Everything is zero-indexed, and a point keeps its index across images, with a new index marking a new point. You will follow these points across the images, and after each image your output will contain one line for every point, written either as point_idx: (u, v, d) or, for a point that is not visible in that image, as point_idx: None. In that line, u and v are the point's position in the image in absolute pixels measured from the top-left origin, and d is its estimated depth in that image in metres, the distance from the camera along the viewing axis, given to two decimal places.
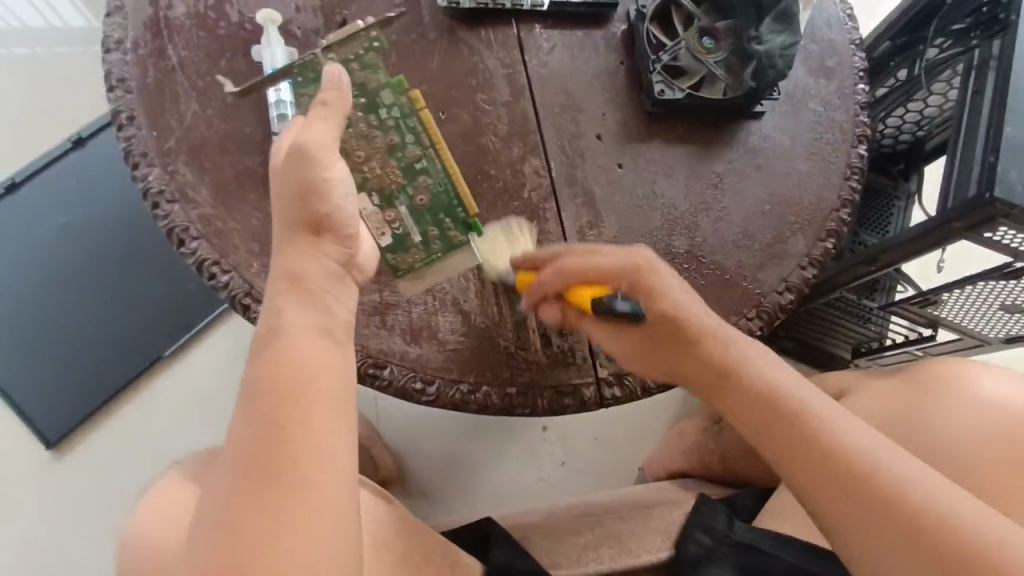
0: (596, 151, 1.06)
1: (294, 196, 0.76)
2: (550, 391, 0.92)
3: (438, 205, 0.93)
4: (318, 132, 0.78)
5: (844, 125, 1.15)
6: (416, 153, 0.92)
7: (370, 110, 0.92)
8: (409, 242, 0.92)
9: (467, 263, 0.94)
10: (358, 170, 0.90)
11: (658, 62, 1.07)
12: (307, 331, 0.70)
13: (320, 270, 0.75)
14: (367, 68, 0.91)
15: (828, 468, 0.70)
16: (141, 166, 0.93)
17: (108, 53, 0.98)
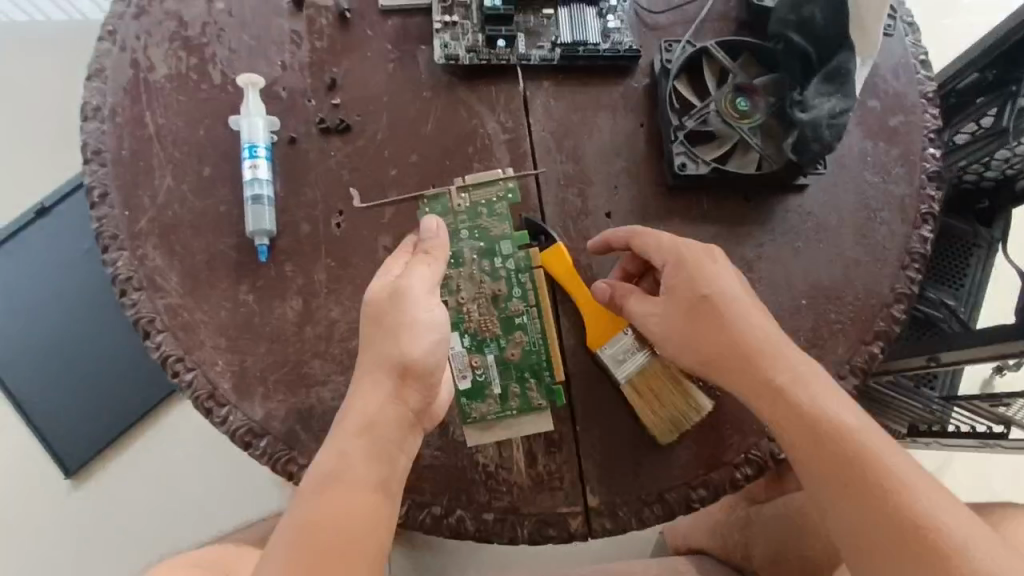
0: (604, 232, 0.94)
1: (383, 337, 0.74)
2: (532, 520, 0.83)
3: (529, 364, 0.86)
4: (416, 279, 0.76)
5: (907, 200, 0.96)
6: (519, 308, 0.87)
7: (487, 254, 0.89)
8: (488, 391, 0.85)
9: (539, 429, 0.84)
10: (450, 304, 0.86)
11: (681, 129, 0.93)
12: (366, 484, 0.70)
13: (397, 419, 0.73)
14: (495, 215, 0.91)
15: (803, 429, 0.70)
16: (111, 250, 0.89)
17: (85, 121, 0.93)
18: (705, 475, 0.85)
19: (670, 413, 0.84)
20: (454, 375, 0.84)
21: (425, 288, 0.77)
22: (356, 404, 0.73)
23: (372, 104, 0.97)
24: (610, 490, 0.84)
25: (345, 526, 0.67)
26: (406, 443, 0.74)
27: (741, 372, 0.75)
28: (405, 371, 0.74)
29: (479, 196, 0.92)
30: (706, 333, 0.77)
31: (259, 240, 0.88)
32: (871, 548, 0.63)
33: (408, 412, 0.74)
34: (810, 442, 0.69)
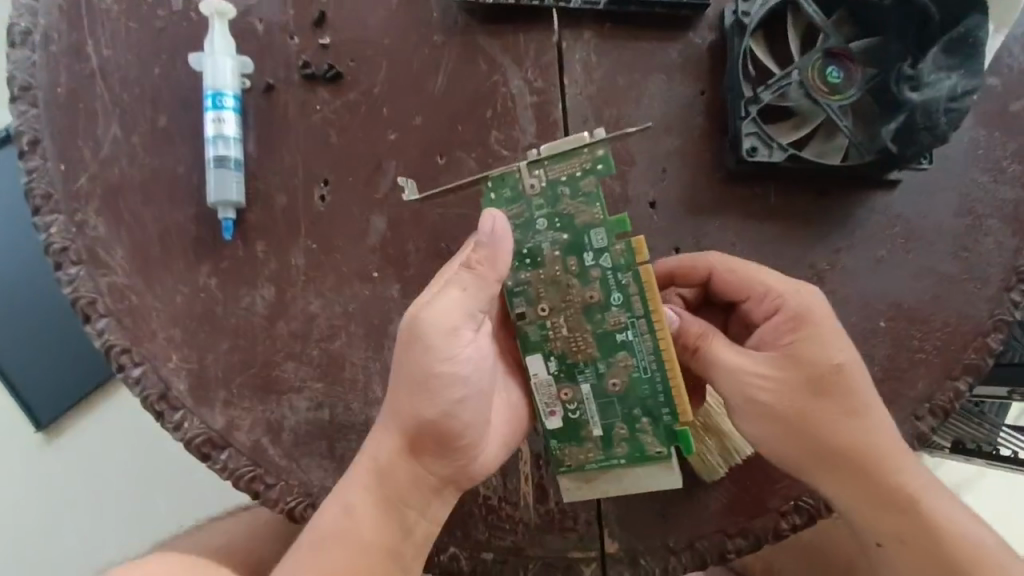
0: (645, 226, 0.77)
1: (401, 389, 0.59)
2: (536, 562, 0.70)
3: (637, 395, 0.64)
4: (442, 310, 0.58)
5: (1020, 207, 0.78)
6: (620, 321, 0.62)
7: (570, 251, 0.62)
8: (586, 432, 0.65)
9: (659, 479, 0.66)
10: (525, 322, 0.64)
11: (755, 102, 0.74)
12: (369, 544, 0.61)
13: (412, 480, 0.61)
14: (581, 198, 0.61)
15: (885, 499, 0.63)
16: (44, 212, 0.73)
17: (12, 49, 0.75)
18: (745, 524, 0.71)
19: (717, 449, 0.70)
20: (539, 411, 0.66)
21: (450, 325, 0.58)
22: (375, 468, 0.61)
23: (369, 48, 0.78)
24: (631, 534, 0.70)
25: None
26: (422, 503, 0.62)
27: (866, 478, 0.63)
28: (426, 432, 0.60)
29: (556, 168, 0.61)
30: (829, 429, 0.62)
31: (223, 213, 0.72)
32: None
33: (430, 476, 0.62)
34: (889, 511, 0.63)
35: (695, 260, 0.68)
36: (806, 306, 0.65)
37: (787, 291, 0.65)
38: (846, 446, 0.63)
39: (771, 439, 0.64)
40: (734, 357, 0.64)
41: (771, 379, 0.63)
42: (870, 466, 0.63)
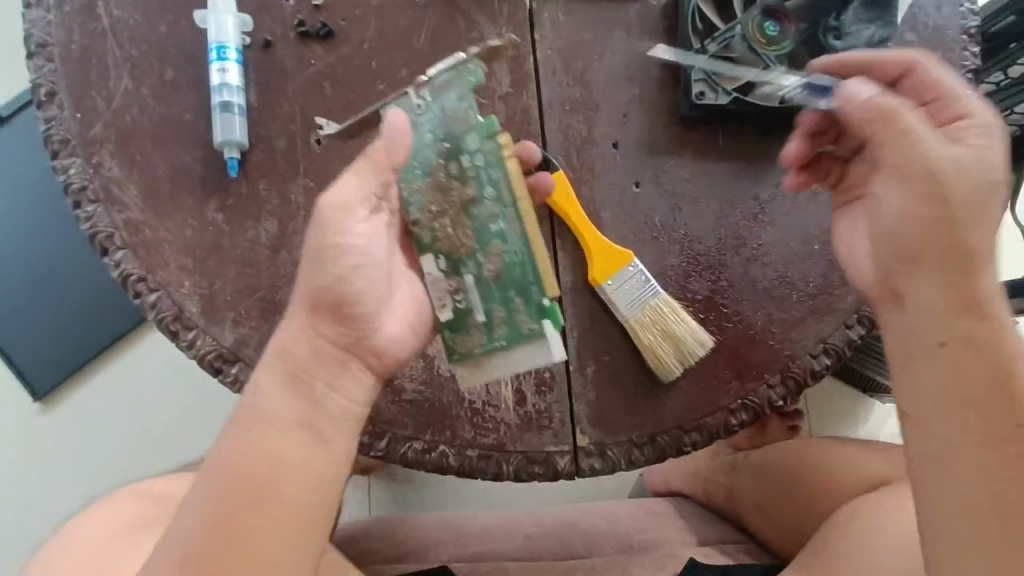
0: (609, 164, 0.86)
1: (314, 271, 0.65)
2: (518, 457, 0.79)
3: (515, 281, 0.72)
4: (344, 203, 0.65)
5: None
6: (493, 213, 0.71)
7: (450, 156, 0.70)
8: (471, 320, 0.73)
9: (534, 358, 0.73)
10: (416, 224, 0.71)
11: (702, 54, 0.85)
12: (286, 425, 0.65)
13: (322, 357, 0.66)
14: (456, 107, 0.69)
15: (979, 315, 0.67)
16: (62, 155, 0.80)
17: (28, 9, 0.82)
18: (699, 420, 0.82)
19: (673, 351, 0.80)
20: (436, 306, 0.73)
21: (348, 214, 0.65)
22: (289, 345, 0.65)
23: (358, 8, 0.86)
24: (600, 431, 0.80)
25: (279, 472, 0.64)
26: (332, 378, 0.67)
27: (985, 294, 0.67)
28: (323, 302, 0.65)
29: (437, 95, 0.70)
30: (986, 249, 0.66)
31: (228, 153, 0.80)
32: (964, 415, 0.65)
33: (331, 350, 0.67)
34: (953, 314, 0.67)
35: (898, 56, 0.73)
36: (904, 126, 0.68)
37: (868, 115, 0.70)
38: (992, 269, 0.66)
39: (906, 246, 0.68)
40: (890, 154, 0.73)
41: (952, 161, 0.67)
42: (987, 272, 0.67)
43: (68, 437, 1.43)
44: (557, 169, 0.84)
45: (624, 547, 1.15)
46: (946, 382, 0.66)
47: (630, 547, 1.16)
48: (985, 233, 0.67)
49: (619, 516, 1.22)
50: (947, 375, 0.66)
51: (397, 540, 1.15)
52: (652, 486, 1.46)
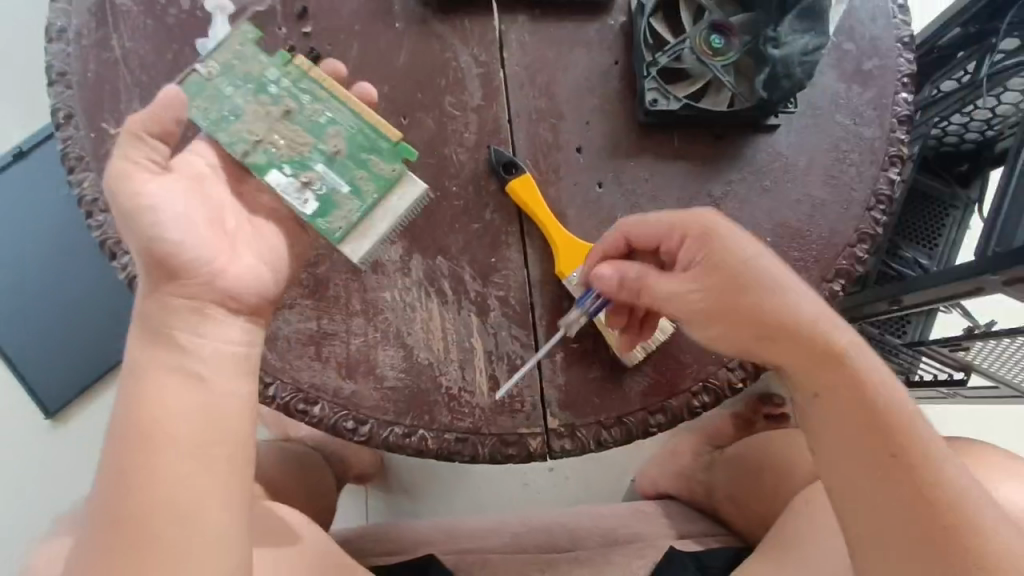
0: (574, 167, 0.94)
1: (138, 236, 0.66)
2: (492, 439, 0.84)
3: (355, 151, 0.77)
4: (142, 181, 0.67)
5: (875, 143, 0.97)
6: (318, 107, 0.77)
7: (257, 90, 0.76)
8: (339, 197, 0.76)
9: (412, 194, 0.77)
10: (246, 150, 0.74)
11: (654, 65, 0.93)
12: (164, 378, 0.66)
13: (173, 308, 0.67)
14: (244, 57, 0.76)
15: (800, 352, 0.70)
16: (77, 170, 0.88)
17: (50, 43, 0.92)
18: (663, 402, 0.87)
19: (635, 337, 0.86)
20: (297, 206, 0.74)
21: (142, 182, 0.66)
22: (144, 308, 0.67)
23: (343, 34, 0.96)
24: (570, 413, 0.86)
25: (171, 419, 0.65)
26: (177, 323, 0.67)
27: (767, 326, 0.70)
28: (156, 259, 0.66)
29: (220, 52, 0.75)
30: (765, 289, 0.70)
31: None
32: (847, 451, 0.68)
33: (185, 298, 0.67)
34: (786, 350, 0.71)
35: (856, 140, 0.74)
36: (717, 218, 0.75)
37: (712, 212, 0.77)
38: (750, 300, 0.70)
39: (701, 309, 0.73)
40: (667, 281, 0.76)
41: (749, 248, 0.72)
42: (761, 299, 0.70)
43: (76, 451, 1.51)
44: (525, 172, 0.91)
45: (607, 540, 1.20)
46: (828, 420, 0.70)
47: (613, 540, 1.20)
48: (777, 291, 0.70)
49: (607, 516, 1.28)
50: (827, 415, 0.70)
51: (389, 540, 1.19)
52: (642, 490, 1.49)
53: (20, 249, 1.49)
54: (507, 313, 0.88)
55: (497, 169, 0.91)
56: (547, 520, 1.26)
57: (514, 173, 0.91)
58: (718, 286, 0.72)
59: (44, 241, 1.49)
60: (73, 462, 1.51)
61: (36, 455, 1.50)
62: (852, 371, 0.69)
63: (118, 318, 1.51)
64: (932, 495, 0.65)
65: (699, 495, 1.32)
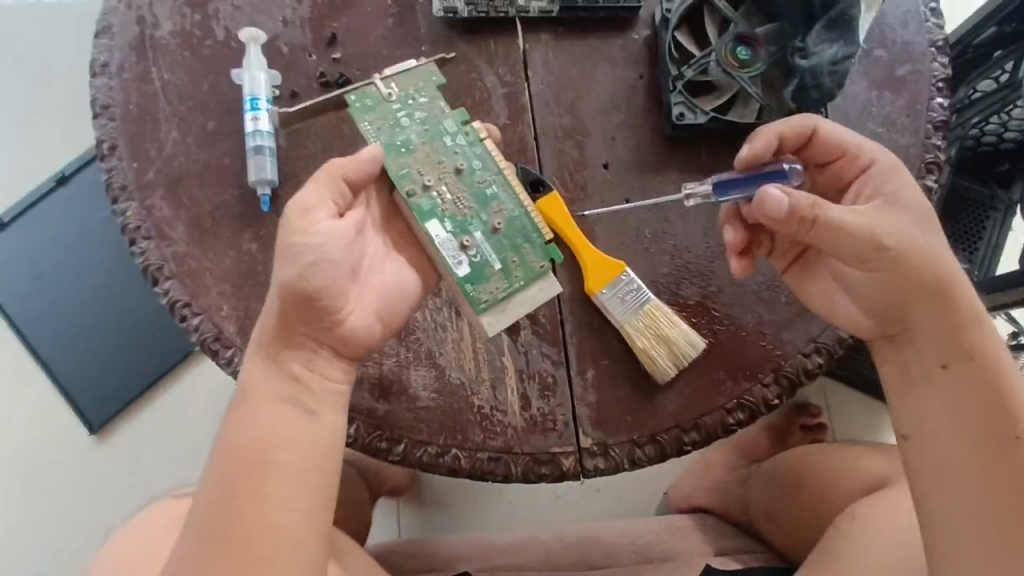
0: (601, 183, 0.94)
1: (283, 265, 0.72)
2: (525, 458, 0.84)
3: (517, 230, 0.80)
4: (313, 199, 0.74)
5: (910, 150, 0.95)
6: (485, 180, 0.81)
7: (433, 137, 0.82)
8: (488, 270, 0.79)
9: (546, 292, 0.80)
10: (416, 194, 0.79)
11: (680, 79, 0.93)
12: (269, 399, 0.75)
13: (289, 339, 0.75)
14: (428, 100, 0.83)
15: (936, 321, 0.75)
16: (120, 200, 0.91)
17: (94, 78, 0.96)
18: (696, 420, 0.86)
19: (667, 354, 0.85)
20: (450, 266, 0.78)
21: (314, 207, 0.74)
22: (274, 336, 0.75)
23: (371, 59, 0.98)
24: (602, 432, 0.85)
25: (272, 440, 0.73)
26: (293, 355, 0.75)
27: (946, 298, 0.74)
28: (300, 300, 0.72)
29: (407, 83, 0.84)
30: (929, 260, 0.73)
31: (261, 191, 0.91)
32: (963, 420, 0.73)
33: (301, 334, 0.75)
34: (935, 315, 0.74)
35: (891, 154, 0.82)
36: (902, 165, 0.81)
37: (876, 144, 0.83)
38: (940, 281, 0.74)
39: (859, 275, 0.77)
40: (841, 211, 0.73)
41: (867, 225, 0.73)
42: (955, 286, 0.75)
43: (120, 466, 1.55)
44: (552, 190, 0.91)
45: (642, 557, 1.19)
46: (952, 387, 0.74)
47: (648, 557, 1.19)
48: (940, 260, 0.74)
49: (642, 532, 1.26)
50: (958, 385, 0.74)
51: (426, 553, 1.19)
52: (675, 504, 1.46)
53: (61, 274, 1.55)
54: (538, 331, 0.88)
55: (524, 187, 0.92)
56: (583, 536, 1.25)
57: (542, 191, 0.91)
58: (896, 261, 0.73)
59: (86, 266, 1.55)
60: (118, 477, 1.54)
61: (81, 471, 1.54)
62: (983, 346, 0.74)
63: (156, 339, 1.56)
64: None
65: (738, 513, 1.29)
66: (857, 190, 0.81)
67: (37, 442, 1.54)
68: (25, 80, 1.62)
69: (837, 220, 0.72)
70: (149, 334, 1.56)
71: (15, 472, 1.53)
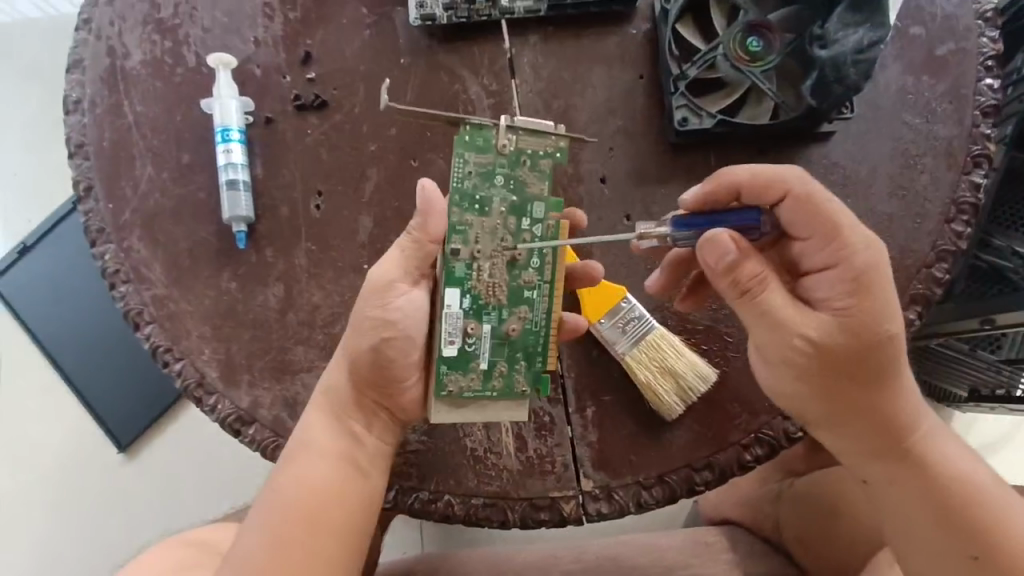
0: (598, 200, 0.86)
1: (354, 333, 0.72)
2: (523, 503, 0.79)
3: (528, 342, 0.73)
4: (384, 266, 0.71)
5: (953, 143, 0.83)
6: (531, 281, 0.72)
7: (513, 210, 0.71)
8: (473, 364, 0.72)
9: (511, 414, 0.75)
10: (458, 257, 0.71)
11: (682, 78, 0.83)
12: (328, 454, 0.74)
13: (353, 398, 0.75)
14: (536, 173, 0.71)
15: (862, 437, 0.71)
16: (98, 243, 0.89)
17: (68, 115, 0.92)
18: (709, 457, 0.79)
19: (674, 389, 0.78)
20: (438, 341, 0.71)
21: (391, 279, 0.70)
22: (342, 393, 0.75)
23: (347, 76, 0.91)
24: (605, 474, 0.79)
25: (313, 496, 0.72)
26: (359, 413, 0.75)
27: (875, 416, 0.70)
28: (369, 375, 0.72)
29: (527, 141, 0.70)
30: (855, 384, 0.68)
31: (236, 227, 0.87)
32: (899, 526, 0.72)
33: (365, 395, 0.74)
34: (859, 433, 0.71)
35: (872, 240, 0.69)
36: (880, 253, 0.69)
37: (855, 222, 0.69)
38: (865, 406, 0.69)
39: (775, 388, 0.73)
40: (777, 299, 0.67)
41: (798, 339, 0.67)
42: (887, 406, 0.70)
43: (142, 490, 1.48)
44: None
45: None
46: (888, 495, 0.72)
47: None
48: (870, 384, 0.69)
49: (663, 550, 1.11)
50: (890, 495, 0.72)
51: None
52: (704, 514, 1.36)
53: (60, 308, 1.48)
54: None
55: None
56: (599, 555, 1.09)
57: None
58: (816, 387, 0.69)
59: (72, 302, 1.48)
60: (139, 501, 1.47)
61: (103, 493, 1.47)
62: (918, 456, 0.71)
63: (144, 381, 1.48)
64: (1000, 548, 0.68)
65: (767, 528, 1.17)
66: (817, 282, 0.70)
67: (60, 461, 1.48)
68: (31, 104, 1.55)
69: (773, 305, 0.67)
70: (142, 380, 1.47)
71: (26, 499, 1.48)
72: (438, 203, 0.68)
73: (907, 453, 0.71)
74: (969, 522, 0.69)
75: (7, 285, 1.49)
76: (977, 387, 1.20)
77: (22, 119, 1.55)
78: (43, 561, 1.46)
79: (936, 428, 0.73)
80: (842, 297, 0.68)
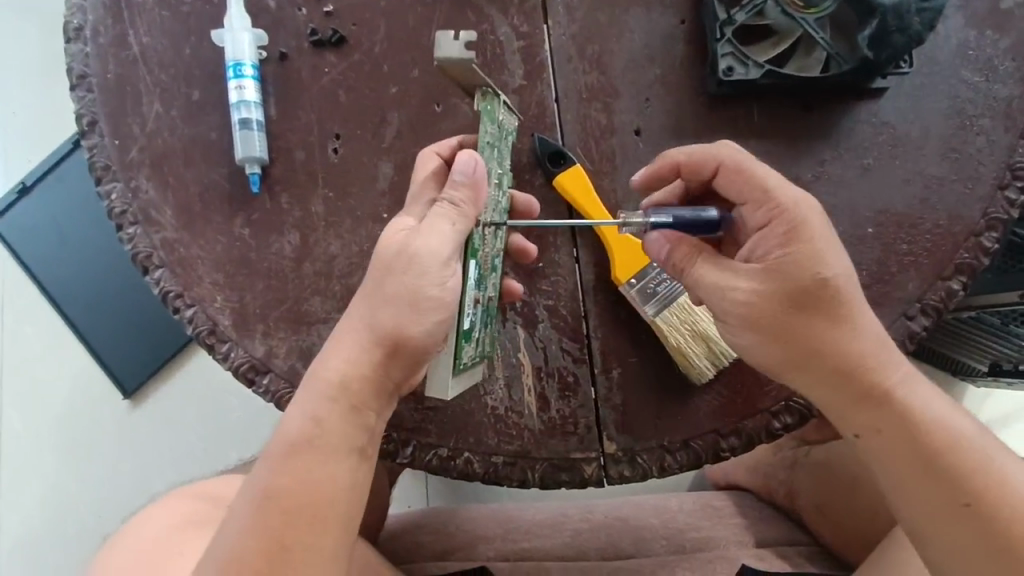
0: (633, 154, 0.82)
1: (388, 305, 0.64)
2: (543, 464, 0.77)
3: (493, 312, 0.74)
4: (434, 239, 0.63)
5: (1012, 104, 0.78)
6: (499, 249, 0.74)
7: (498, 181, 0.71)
8: (472, 333, 0.69)
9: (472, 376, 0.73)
10: (479, 226, 0.67)
11: (729, 24, 0.78)
12: (338, 449, 0.65)
13: (374, 388, 0.66)
14: (507, 147, 0.73)
15: (842, 385, 0.67)
16: (104, 181, 0.84)
17: (69, 43, 0.86)
18: (737, 423, 0.77)
19: (704, 354, 0.76)
20: (458, 312, 0.65)
21: (444, 254, 0.63)
22: (352, 372, 0.65)
23: (369, 11, 0.85)
24: (629, 436, 0.77)
25: (317, 492, 0.64)
26: (381, 405, 0.68)
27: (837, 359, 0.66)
28: (393, 351, 0.65)
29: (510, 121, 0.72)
30: (810, 324, 0.65)
31: (250, 169, 0.82)
32: (909, 484, 0.66)
33: (392, 383, 0.67)
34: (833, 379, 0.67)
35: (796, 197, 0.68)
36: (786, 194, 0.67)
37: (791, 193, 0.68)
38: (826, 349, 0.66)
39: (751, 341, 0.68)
40: (717, 271, 0.67)
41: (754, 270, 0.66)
42: (852, 363, 0.66)
43: (149, 439, 1.47)
44: (575, 164, 0.80)
45: (676, 547, 1.03)
46: (886, 448, 0.67)
47: (682, 547, 1.03)
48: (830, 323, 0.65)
49: (673, 512, 1.10)
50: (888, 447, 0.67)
51: (446, 533, 1.05)
52: (713, 481, 1.33)
53: (61, 251, 1.45)
54: (557, 324, 0.79)
55: (543, 161, 0.81)
56: (609, 516, 1.09)
57: (562, 165, 0.80)
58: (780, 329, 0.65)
59: (73, 246, 1.44)
60: (144, 451, 1.47)
61: (107, 440, 1.47)
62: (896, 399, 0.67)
63: (147, 328, 1.46)
64: (986, 489, 0.64)
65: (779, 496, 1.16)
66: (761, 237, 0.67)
67: (67, 406, 1.47)
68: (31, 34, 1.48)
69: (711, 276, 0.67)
70: (145, 327, 1.46)
71: (30, 443, 1.47)
72: (479, 171, 0.65)
73: (892, 420, 0.67)
74: (954, 459, 0.65)
75: (7, 227, 1.46)
76: (1000, 361, 1.16)
77: (18, 55, 1.47)
78: (48, 505, 1.46)
79: (928, 394, 0.68)
80: (780, 255, 0.65)
